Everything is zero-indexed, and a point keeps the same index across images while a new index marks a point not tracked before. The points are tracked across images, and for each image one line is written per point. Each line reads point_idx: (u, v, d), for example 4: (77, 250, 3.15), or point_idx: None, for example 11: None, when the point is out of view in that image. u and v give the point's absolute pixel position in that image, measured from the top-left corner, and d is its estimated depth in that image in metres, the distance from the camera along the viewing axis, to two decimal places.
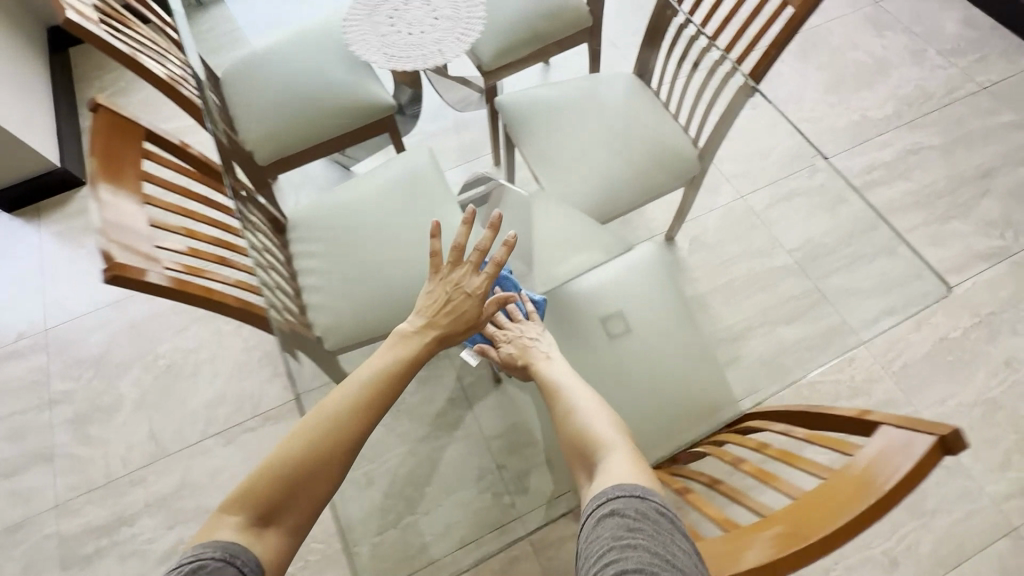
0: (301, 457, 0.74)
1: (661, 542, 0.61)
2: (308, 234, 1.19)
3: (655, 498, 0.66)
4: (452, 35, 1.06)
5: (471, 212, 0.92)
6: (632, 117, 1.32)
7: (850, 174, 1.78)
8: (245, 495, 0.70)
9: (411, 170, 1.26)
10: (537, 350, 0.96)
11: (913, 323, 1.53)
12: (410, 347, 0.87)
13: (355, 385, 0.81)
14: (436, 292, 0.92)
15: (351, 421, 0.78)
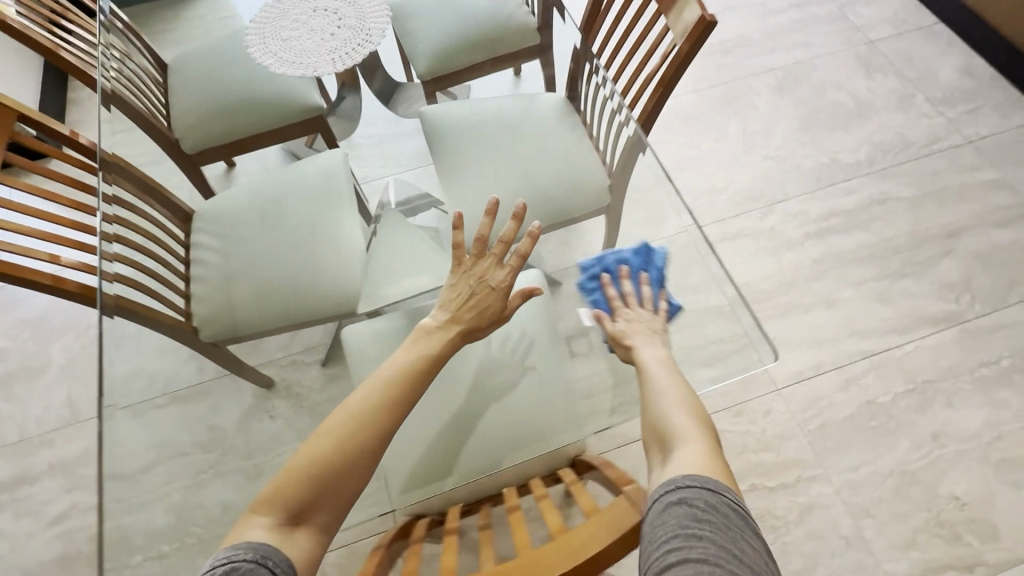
0: (330, 454, 0.73)
1: (727, 538, 0.57)
2: (209, 226, 1.22)
3: (729, 492, 0.61)
4: (347, 45, 1.13)
5: (493, 202, 0.89)
6: (551, 143, 1.31)
7: (805, 219, 1.71)
8: (275, 497, 0.70)
9: (320, 171, 1.27)
10: (645, 334, 0.89)
11: (840, 382, 1.46)
12: (428, 342, 0.85)
13: (383, 377, 0.80)
14: (462, 284, 0.89)
15: (377, 415, 0.76)
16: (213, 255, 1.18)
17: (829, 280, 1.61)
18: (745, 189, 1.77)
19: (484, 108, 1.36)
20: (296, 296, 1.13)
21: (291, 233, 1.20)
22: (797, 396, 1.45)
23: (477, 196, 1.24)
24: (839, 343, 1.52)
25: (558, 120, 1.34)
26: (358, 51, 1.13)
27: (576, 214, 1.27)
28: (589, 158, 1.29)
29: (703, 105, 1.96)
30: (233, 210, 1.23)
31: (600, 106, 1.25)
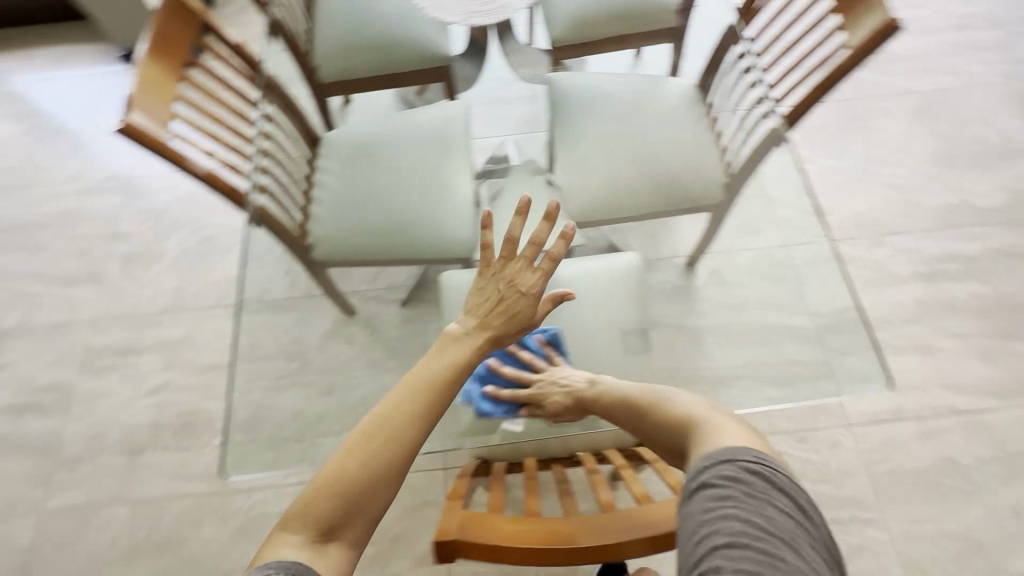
0: (357, 468, 0.67)
1: (761, 507, 0.56)
2: (333, 152, 1.28)
3: (748, 457, 0.60)
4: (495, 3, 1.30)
5: (529, 202, 0.87)
6: (671, 130, 1.28)
7: (916, 257, 1.60)
8: (308, 511, 0.64)
9: (443, 120, 1.31)
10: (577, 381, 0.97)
11: (919, 433, 1.39)
12: (455, 346, 0.82)
13: (416, 384, 0.75)
14: (492, 290, 0.87)
15: (407, 423, 0.71)
16: (335, 179, 1.25)
17: (930, 326, 1.51)
18: (856, 214, 1.68)
19: (609, 83, 1.34)
20: (407, 232, 1.19)
21: (411, 172, 1.25)
22: (868, 436, 1.39)
23: (588, 170, 1.24)
24: (927, 393, 1.43)
25: (683, 109, 1.30)
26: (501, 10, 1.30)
27: (683, 206, 1.25)
28: (707, 152, 1.26)
29: (828, 119, 1.85)
30: (359, 140, 1.29)
31: (739, 94, 1.26)
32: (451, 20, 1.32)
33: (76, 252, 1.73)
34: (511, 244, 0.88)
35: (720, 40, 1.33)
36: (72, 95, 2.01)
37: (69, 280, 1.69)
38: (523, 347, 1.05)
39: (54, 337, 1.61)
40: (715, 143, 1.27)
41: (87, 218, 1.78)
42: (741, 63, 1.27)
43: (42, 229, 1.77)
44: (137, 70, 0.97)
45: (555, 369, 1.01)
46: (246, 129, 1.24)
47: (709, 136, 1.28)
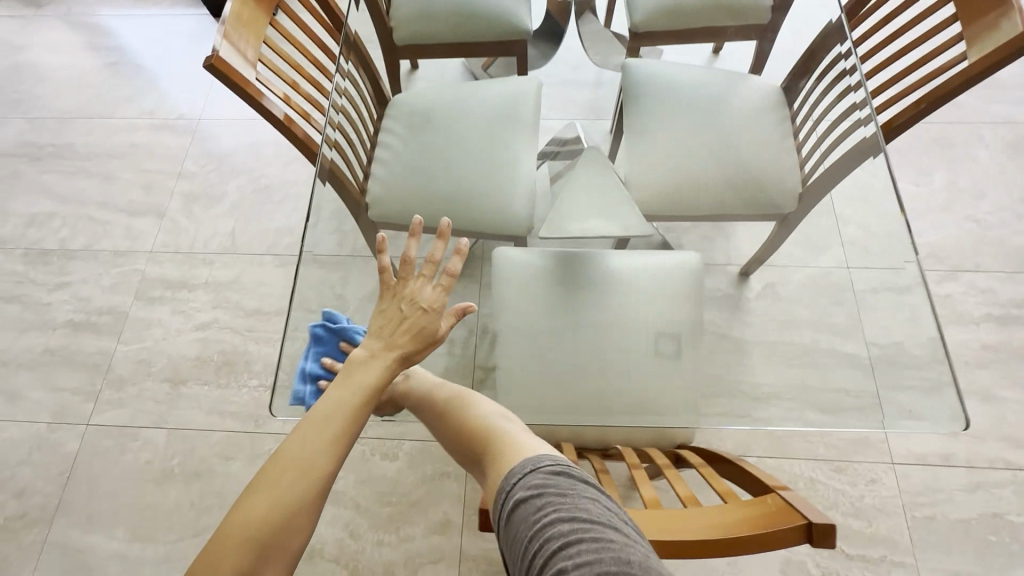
0: (261, 517, 0.64)
1: (571, 498, 0.59)
2: (401, 115, 1.28)
3: (546, 462, 0.64)
4: None
5: (414, 222, 0.84)
6: (749, 130, 1.22)
7: (991, 298, 1.50)
8: (211, 569, 0.61)
9: (513, 94, 1.29)
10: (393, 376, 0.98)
11: (968, 482, 1.31)
12: (355, 372, 0.79)
13: (321, 418, 0.73)
14: (393, 309, 0.84)
15: (310, 459, 0.69)
16: (399, 143, 1.25)
17: (997, 373, 1.42)
18: (931, 245, 1.58)
19: (689, 75, 1.29)
20: (465, 204, 1.19)
21: (474, 144, 1.24)
22: (911, 477, 1.32)
23: (656, 161, 1.20)
24: (983, 442, 1.35)
25: (764, 110, 1.25)
26: None
27: (751, 211, 1.19)
28: (784, 156, 1.21)
29: (913, 140, 1.73)
30: (426, 106, 1.28)
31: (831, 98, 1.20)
32: None
33: (143, 185, 1.80)
34: (407, 262, 0.84)
35: (821, 38, 1.25)
36: (153, 33, 2.07)
37: (134, 212, 1.76)
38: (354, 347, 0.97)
39: (115, 263, 1.68)
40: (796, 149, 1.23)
41: (156, 154, 1.85)
42: (839, 65, 1.19)
43: (113, 159, 1.85)
44: (230, 5, 0.97)
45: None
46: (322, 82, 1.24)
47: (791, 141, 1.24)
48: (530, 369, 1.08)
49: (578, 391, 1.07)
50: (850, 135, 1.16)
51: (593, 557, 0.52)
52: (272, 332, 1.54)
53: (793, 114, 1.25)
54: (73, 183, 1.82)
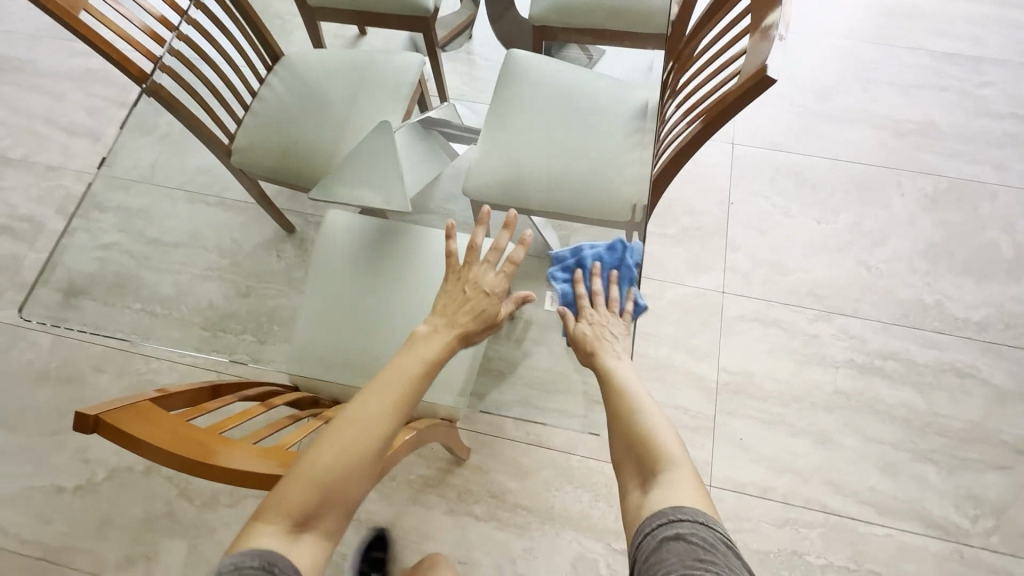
0: (329, 464, 0.71)
1: (731, 565, 0.65)
2: (285, 71, 1.31)
3: (719, 528, 0.69)
4: None
5: (491, 212, 0.95)
6: (605, 137, 1.24)
7: (859, 345, 1.49)
8: (286, 503, 0.67)
9: (394, 66, 1.31)
10: (609, 346, 0.97)
11: (779, 517, 1.32)
12: (421, 346, 0.88)
13: (390, 386, 0.80)
14: (459, 293, 0.94)
15: (373, 422, 0.75)
16: (273, 96, 1.29)
17: (841, 419, 1.41)
18: (815, 284, 1.56)
19: (566, 76, 1.31)
20: (315, 165, 1.24)
21: (339, 109, 1.27)
22: (725, 502, 1.34)
23: (503, 151, 1.23)
24: (806, 483, 1.36)
25: (631, 117, 1.25)
26: None
27: (582, 216, 1.21)
28: (631, 166, 1.21)
29: (830, 178, 1.70)
30: (306, 64, 1.32)
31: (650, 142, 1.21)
32: None
33: (89, 109, 1.90)
34: (472, 250, 0.94)
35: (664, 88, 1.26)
36: None
37: (76, 132, 1.87)
38: (619, 285, 1.05)
39: (47, 178, 1.80)
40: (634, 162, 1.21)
41: (108, 81, 1.94)
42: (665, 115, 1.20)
43: (67, 80, 1.95)
44: None
45: (613, 313, 1.02)
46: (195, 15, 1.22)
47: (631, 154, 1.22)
48: (320, 319, 1.11)
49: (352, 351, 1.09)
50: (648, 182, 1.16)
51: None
52: (167, 264, 1.63)
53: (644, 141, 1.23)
54: (27, 97, 1.93)
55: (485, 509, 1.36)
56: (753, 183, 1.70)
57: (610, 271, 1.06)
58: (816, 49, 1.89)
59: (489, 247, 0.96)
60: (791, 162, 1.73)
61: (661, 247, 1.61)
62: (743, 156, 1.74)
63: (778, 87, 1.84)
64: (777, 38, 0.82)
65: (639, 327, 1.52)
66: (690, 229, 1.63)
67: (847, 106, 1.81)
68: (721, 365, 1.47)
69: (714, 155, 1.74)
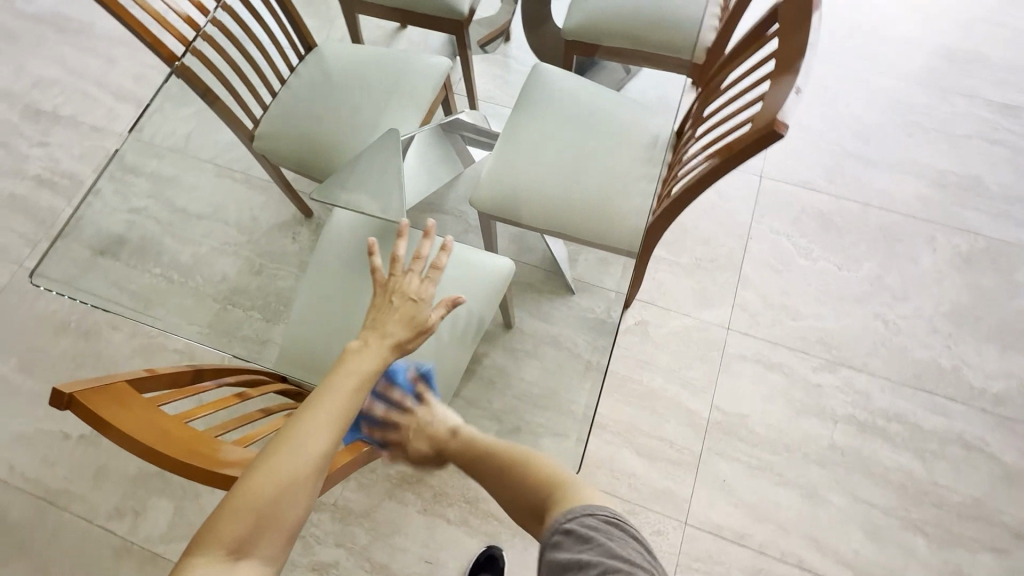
0: (263, 488, 0.67)
1: (618, 551, 0.62)
2: (314, 62, 1.33)
3: (605, 510, 0.66)
4: None
5: (408, 221, 0.92)
6: (621, 162, 1.22)
7: (862, 402, 1.43)
8: (217, 533, 0.64)
9: (420, 67, 1.32)
10: (446, 428, 0.97)
11: (751, 565, 1.30)
12: (354, 358, 0.82)
13: (327, 403, 0.76)
14: (387, 303, 0.88)
15: (306, 440, 0.72)
16: (303, 86, 1.31)
17: (832, 475, 1.37)
18: (824, 332, 1.51)
19: (593, 96, 1.29)
20: (331, 158, 1.26)
21: (365, 105, 1.29)
22: (697, 542, 1.32)
23: (516, 165, 1.23)
24: (784, 534, 1.32)
25: (650, 146, 1.23)
26: None
27: (586, 240, 1.20)
28: (642, 195, 1.20)
29: (857, 224, 1.64)
30: (341, 57, 1.34)
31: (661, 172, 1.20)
32: None
33: (136, 76, 1.98)
34: (396, 259, 0.90)
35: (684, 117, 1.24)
36: None
37: (122, 98, 1.95)
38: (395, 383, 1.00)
39: (91, 138, 1.89)
40: (645, 191, 1.20)
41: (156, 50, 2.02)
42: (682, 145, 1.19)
43: (119, 46, 2.03)
44: None
45: (428, 405, 1.01)
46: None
47: (642, 183, 1.21)
48: (320, 318, 1.15)
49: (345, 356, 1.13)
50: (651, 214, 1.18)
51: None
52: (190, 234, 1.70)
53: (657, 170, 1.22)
54: (81, 58, 2.02)
55: (456, 513, 1.37)
56: (776, 220, 1.65)
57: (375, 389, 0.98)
58: (863, 88, 1.82)
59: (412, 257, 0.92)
60: (819, 203, 1.66)
61: (669, 274, 1.58)
62: (769, 191, 1.69)
63: (816, 123, 1.77)
64: (795, 88, 0.80)
65: (635, 353, 1.50)
66: (702, 260, 1.59)
67: (888, 151, 1.73)
68: (714, 403, 1.44)
69: (739, 187, 1.69)
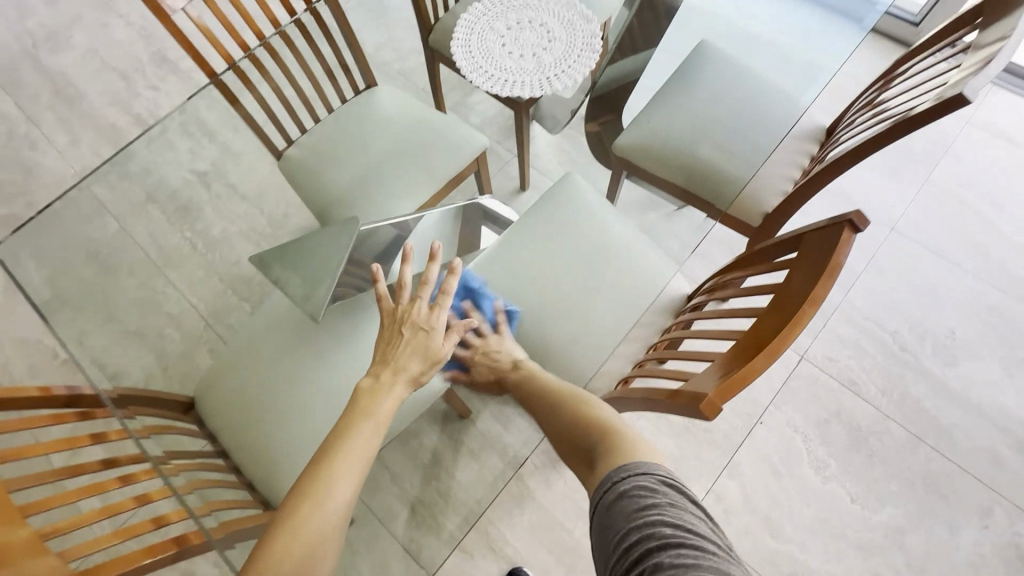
0: (295, 553, 0.72)
1: (679, 514, 0.61)
2: (362, 102, 1.33)
3: (658, 470, 0.66)
4: (558, 67, 0.98)
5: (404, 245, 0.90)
6: (591, 306, 1.09)
7: None
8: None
9: (456, 140, 1.29)
10: (509, 360, 0.97)
11: None
12: (371, 402, 0.82)
13: (351, 457, 0.78)
14: (397, 336, 0.87)
15: (327, 506, 0.74)
16: (343, 122, 1.31)
17: None
18: (803, 568, 1.26)
19: (607, 224, 1.17)
20: (337, 201, 1.24)
21: (389, 161, 1.27)
22: None
23: (503, 269, 1.13)
24: None
25: (636, 303, 1.09)
26: (561, 78, 0.97)
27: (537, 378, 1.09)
28: (603, 356, 1.06)
29: (899, 457, 1.35)
30: (390, 107, 1.32)
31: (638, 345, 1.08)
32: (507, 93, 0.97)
33: None
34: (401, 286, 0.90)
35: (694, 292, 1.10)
36: None
37: None
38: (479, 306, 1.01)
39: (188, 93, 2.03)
40: (614, 355, 1.07)
41: None
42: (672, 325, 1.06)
43: None
44: None
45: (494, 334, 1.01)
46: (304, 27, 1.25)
47: (617, 346, 1.08)
48: (241, 349, 1.08)
49: (244, 395, 1.04)
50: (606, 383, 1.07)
51: (695, 564, 0.55)
52: None
53: (640, 337, 1.09)
54: None
55: None
56: (801, 414, 1.40)
57: (466, 305, 1.00)
58: (971, 298, 1.50)
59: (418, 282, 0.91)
60: (862, 415, 1.39)
61: (651, 427, 1.40)
62: (807, 378, 1.43)
63: (895, 319, 1.49)
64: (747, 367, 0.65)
65: (579, 499, 1.35)
66: (694, 426, 1.39)
67: (973, 384, 1.41)
68: None
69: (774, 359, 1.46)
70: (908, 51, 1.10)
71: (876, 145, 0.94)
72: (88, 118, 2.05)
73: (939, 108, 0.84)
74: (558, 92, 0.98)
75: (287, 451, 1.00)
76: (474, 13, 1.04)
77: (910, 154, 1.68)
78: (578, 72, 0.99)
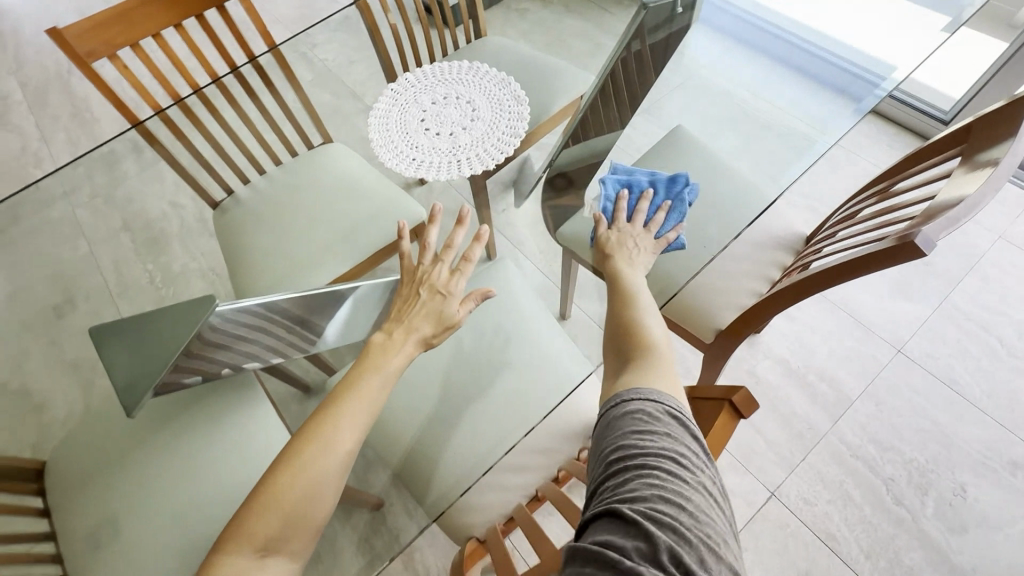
0: (287, 483, 0.64)
1: (673, 448, 0.51)
2: (309, 158, 1.27)
3: (670, 401, 0.56)
4: (472, 149, 0.89)
5: (433, 206, 0.89)
6: (500, 417, 0.97)
7: None
8: (248, 528, 0.62)
9: (390, 210, 1.20)
10: (625, 255, 0.84)
11: None
12: (379, 359, 0.74)
13: (358, 401, 0.70)
14: (413, 296, 0.82)
15: (327, 453, 0.65)
16: (284, 180, 1.25)
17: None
18: None
19: (533, 326, 1.05)
20: (258, 261, 1.16)
21: (322, 226, 1.19)
22: None
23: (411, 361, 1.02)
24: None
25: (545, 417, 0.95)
26: (471, 163, 0.88)
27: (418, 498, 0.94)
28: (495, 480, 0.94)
29: None
30: (335, 167, 1.25)
31: (537, 471, 0.97)
32: (410, 173, 0.90)
33: None
34: (425, 248, 0.87)
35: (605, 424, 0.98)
36: None
37: None
38: (668, 213, 0.89)
39: None
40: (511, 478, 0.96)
41: None
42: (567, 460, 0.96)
43: None
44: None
45: (639, 228, 0.88)
46: (255, 81, 1.22)
47: (516, 471, 0.97)
48: (96, 418, 1.00)
49: (86, 470, 0.96)
50: (496, 508, 0.95)
51: (663, 486, 0.48)
52: (195, 248, 1.77)
53: (545, 465, 0.98)
54: None
55: None
56: (762, 565, 1.16)
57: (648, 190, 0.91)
58: (989, 451, 1.24)
59: (444, 246, 0.87)
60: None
61: None
62: (774, 522, 1.20)
63: (891, 464, 1.25)
64: None
65: None
66: None
67: (984, 563, 1.14)
68: None
69: (738, 491, 1.24)
70: (904, 155, 0.94)
71: (831, 280, 0.81)
72: (97, 142, 2.12)
73: (896, 253, 0.72)
74: (467, 176, 0.89)
75: (115, 568, 0.88)
76: (401, 84, 0.97)
77: (927, 266, 1.48)
78: (492, 157, 0.90)
